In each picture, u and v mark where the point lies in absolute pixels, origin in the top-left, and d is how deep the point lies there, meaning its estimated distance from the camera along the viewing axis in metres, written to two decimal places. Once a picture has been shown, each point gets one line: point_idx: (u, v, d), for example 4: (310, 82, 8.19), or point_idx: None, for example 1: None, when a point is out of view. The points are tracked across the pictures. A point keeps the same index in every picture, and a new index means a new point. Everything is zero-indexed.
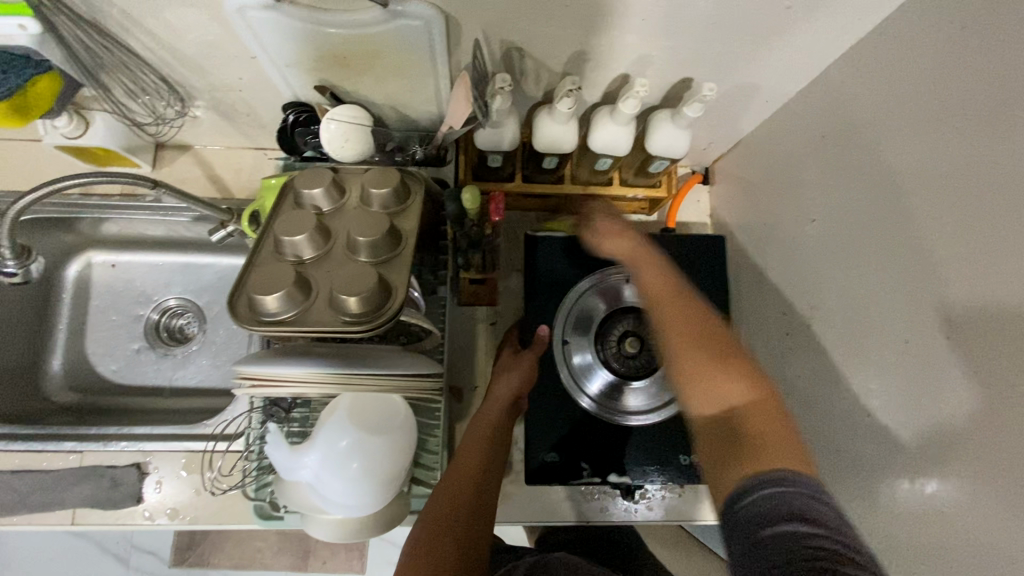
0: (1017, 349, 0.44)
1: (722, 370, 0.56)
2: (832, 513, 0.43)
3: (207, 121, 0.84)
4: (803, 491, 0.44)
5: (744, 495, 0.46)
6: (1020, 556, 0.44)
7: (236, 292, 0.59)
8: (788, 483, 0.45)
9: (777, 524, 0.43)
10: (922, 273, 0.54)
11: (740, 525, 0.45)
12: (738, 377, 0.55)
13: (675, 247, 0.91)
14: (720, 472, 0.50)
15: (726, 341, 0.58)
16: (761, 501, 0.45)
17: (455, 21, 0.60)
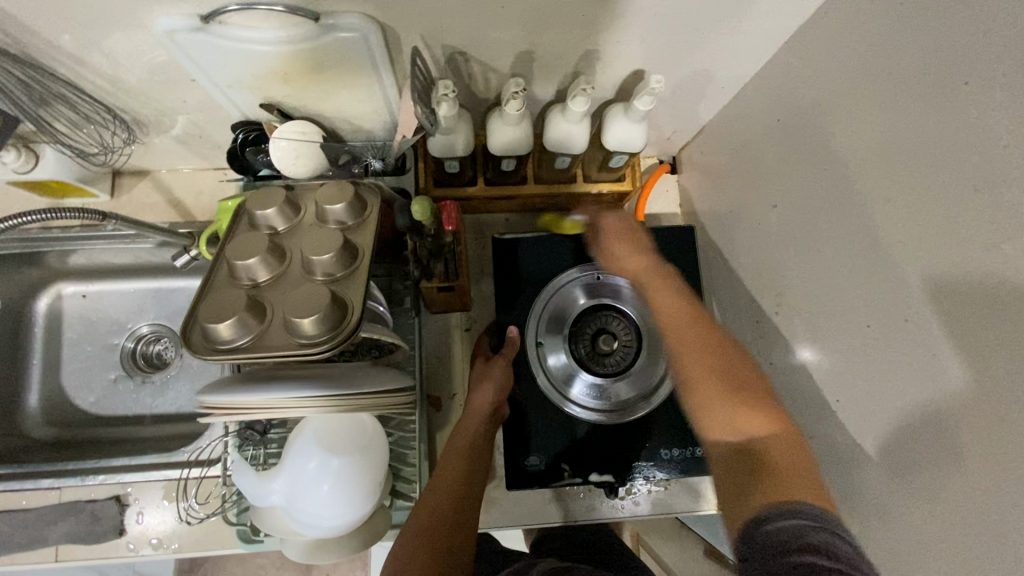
0: (972, 331, 0.44)
1: (743, 403, 0.57)
2: (851, 551, 0.42)
3: (160, 145, 0.83)
4: (825, 527, 0.44)
5: (762, 522, 0.46)
6: (986, 541, 0.43)
7: (189, 323, 0.58)
8: (812, 517, 0.45)
9: (799, 554, 0.42)
10: (879, 255, 0.54)
11: (759, 550, 0.45)
12: (758, 411, 0.56)
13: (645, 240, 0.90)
14: (737, 500, 0.50)
15: (747, 374, 0.60)
16: (781, 531, 0.45)
17: (392, 30, 0.59)
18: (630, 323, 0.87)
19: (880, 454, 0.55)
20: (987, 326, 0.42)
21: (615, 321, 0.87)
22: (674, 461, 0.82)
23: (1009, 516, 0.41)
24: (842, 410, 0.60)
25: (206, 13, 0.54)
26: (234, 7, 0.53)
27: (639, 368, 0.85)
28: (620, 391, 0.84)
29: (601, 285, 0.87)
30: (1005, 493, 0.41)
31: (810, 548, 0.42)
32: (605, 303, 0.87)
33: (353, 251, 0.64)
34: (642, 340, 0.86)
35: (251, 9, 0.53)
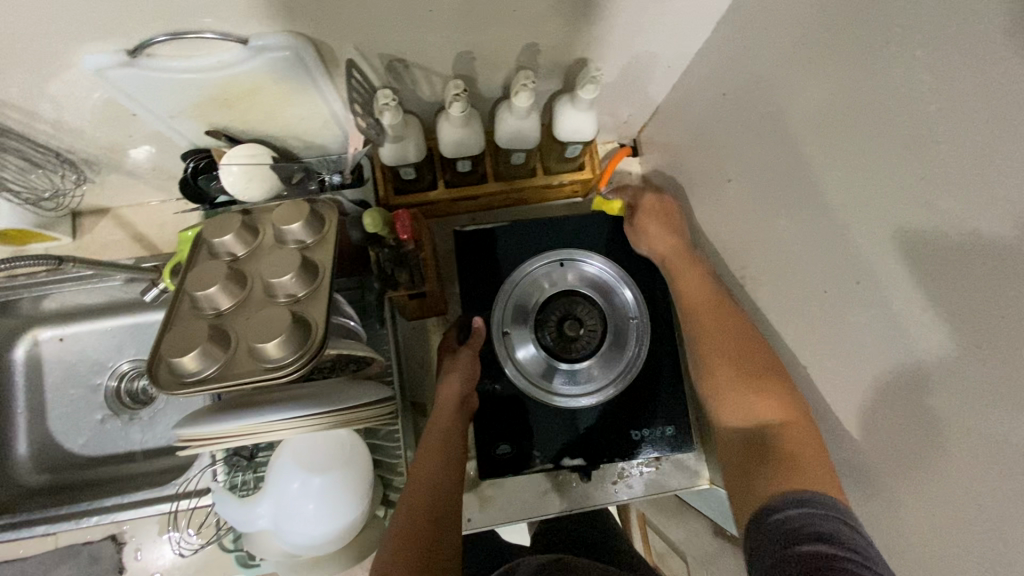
0: (920, 287, 0.44)
1: (757, 390, 0.60)
2: (858, 536, 0.44)
3: (114, 181, 0.82)
4: (838, 518, 0.45)
5: (774, 508, 0.48)
6: (954, 494, 0.44)
7: (153, 359, 0.58)
8: (822, 506, 0.46)
9: (808, 541, 0.44)
10: (830, 222, 0.54)
11: (771, 535, 0.47)
12: (775, 396, 0.58)
13: (611, 226, 0.90)
14: (744, 475, 0.55)
15: (770, 363, 0.62)
16: (793, 519, 0.46)
17: (323, 44, 0.59)
18: (594, 305, 0.87)
19: (848, 417, 0.56)
20: (932, 282, 0.43)
21: (579, 305, 0.87)
22: (646, 440, 0.82)
23: (971, 468, 0.42)
24: (812, 377, 0.61)
25: (132, 46, 0.54)
26: (162, 39, 0.53)
27: (607, 347, 0.85)
28: (591, 372, 0.84)
29: (564, 270, 0.87)
30: (963, 443, 0.42)
31: (820, 535, 0.44)
32: (567, 288, 0.87)
33: (314, 269, 0.64)
34: (608, 321, 0.86)
35: (179, 39, 0.53)
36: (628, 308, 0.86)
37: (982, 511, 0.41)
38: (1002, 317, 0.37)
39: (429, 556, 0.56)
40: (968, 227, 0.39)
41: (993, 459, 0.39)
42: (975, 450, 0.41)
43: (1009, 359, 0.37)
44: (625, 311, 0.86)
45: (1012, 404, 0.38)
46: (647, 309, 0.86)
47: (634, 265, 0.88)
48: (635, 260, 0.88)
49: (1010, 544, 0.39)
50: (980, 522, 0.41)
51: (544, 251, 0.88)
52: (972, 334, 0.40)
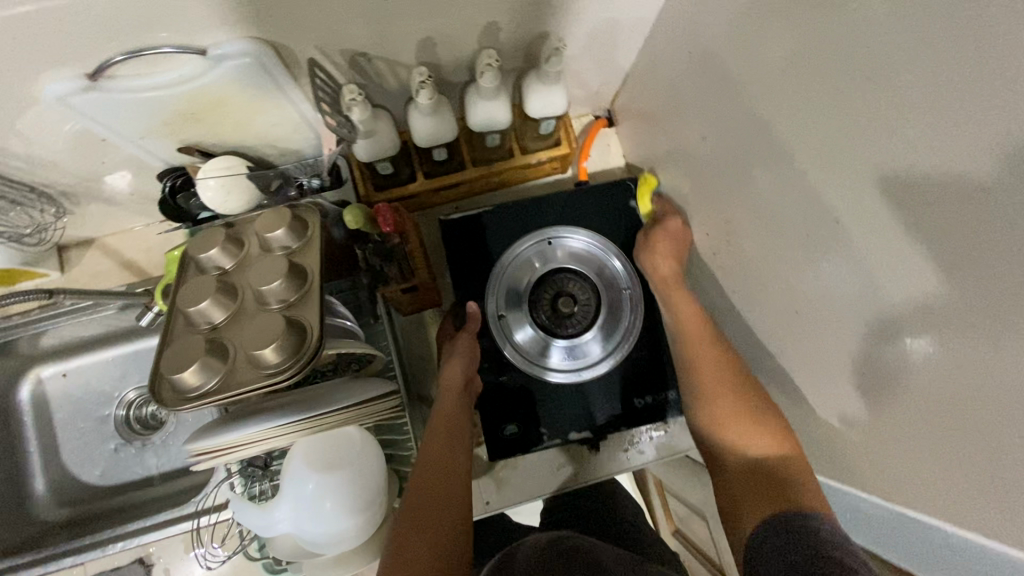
0: (897, 218, 0.45)
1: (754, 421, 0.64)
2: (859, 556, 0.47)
3: (95, 210, 0.82)
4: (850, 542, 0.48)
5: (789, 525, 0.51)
6: (950, 416, 0.44)
7: (154, 378, 0.59)
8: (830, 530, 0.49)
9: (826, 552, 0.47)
10: (806, 165, 0.54)
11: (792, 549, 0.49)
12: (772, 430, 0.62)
13: (594, 199, 0.90)
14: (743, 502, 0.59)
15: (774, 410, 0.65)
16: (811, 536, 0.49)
17: (283, 46, 0.58)
18: (585, 279, 0.87)
19: (840, 357, 0.57)
20: (907, 210, 0.43)
21: (571, 281, 0.87)
22: (650, 406, 0.84)
23: (963, 390, 0.42)
24: (804, 322, 0.61)
25: (92, 70, 0.53)
26: (120, 58, 0.52)
27: (602, 320, 0.86)
28: (590, 346, 0.85)
29: (552, 248, 0.87)
30: (952, 366, 0.43)
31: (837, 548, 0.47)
32: (556, 265, 0.87)
33: (302, 272, 0.65)
34: (600, 294, 0.87)
35: (137, 57, 0.53)
36: (618, 278, 0.87)
37: (976, 427, 0.42)
38: (974, 235, 0.38)
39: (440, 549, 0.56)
40: (934, 151, 0.40)
41: (983, 375, 0.40)
42: (966, 369, 0.42)
43: (990, 277, 0.38)
44: (616, 282, 0.87)
45: (992, 320, 0.38)
46: (638, 278, 0.87)
47: (621, 235, 0.89)
48: (621, 231, 0.89)
49: (1002, 453, 0.40)
50: (972, 438, 0.43)
51: (530, 230, 0.88)
52: (948, 256, 0.41)
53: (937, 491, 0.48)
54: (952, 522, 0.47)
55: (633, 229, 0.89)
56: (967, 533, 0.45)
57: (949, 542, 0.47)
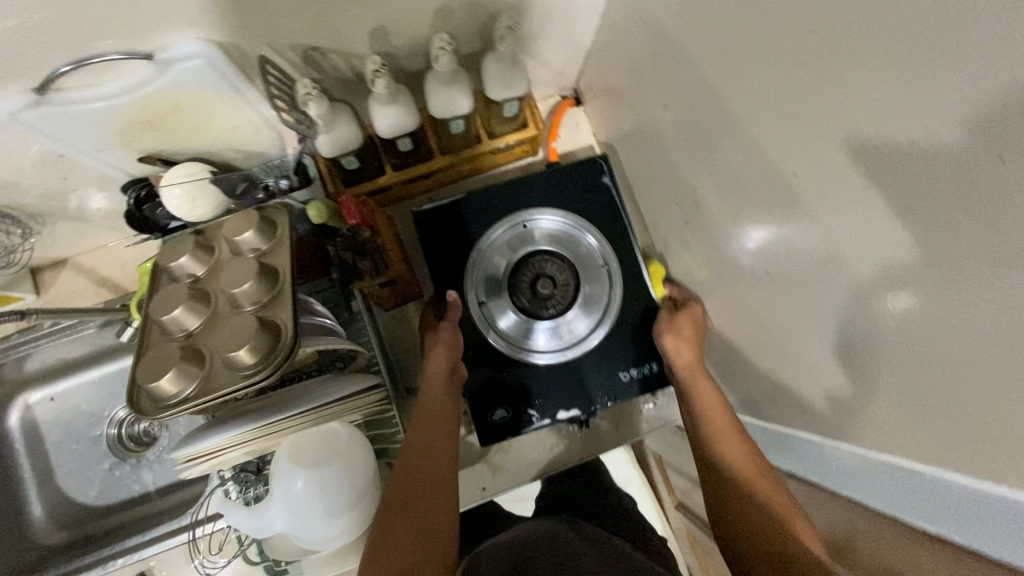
0: (853, 167, 0.45)
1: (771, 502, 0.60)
2: None
3: (63, 229, 0.81)
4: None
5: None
6: (920, 360, 0.45)
7: (132, 389, 0.59)
8: None
9: None
10: (765, 124, 0.54)
11: None
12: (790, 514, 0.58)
13: (567, 177, 0.88)
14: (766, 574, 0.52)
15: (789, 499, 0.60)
16: None
17: (232, 47, 0.58)
18: (562, 259, 0.87)
19: (814, 312, 0.57)
20: (862, 157, 0.43)
21: (548, 263, 0.87)
22: (636, 380, 0.84)
23: (928, 332, 0.43)
24: (777, 281, 0.62)
25: (39, 84, 0.53)
26: (65, 69, 0.52)
27: (583, 298, 0.86)
28: (573, 326, 0.85)
29: (526, 230, 0.87)
30: (917, 309, 0.43)
31: None
32: (532, 247, 0.87)
33: (273, 273, 0.65)
34: (578, 272, 0.87)
35: (82, 66, 0.52)
36: (595, 255, 0.87)
37: (943, 366, 0.42)
38: (922, 176, 0.38)
39: (424, 537, 0.58)
40: (881, 95, 0.39)
41: (945, 314, 0.41)
42: (930, 311, 0.42)
43: (942, 217, 0.38)
44: (593, 258, 0.87)
45: (946, 260, 0.39)
46: (615, 254, 0.87)
47: (597, 213, 0.88)
48: (597, 209, 0.88)
49: (971, 389, 0.40)
50: (942, 378, 0.43)
51: (504, 215, 0.87)
52: (899, 199, 0.41)
53: (917, 435, 0.48)
54: (931, 465, 0.48)
55: (609, 206, 0.88)
56: (948, 476, 0.46)
57: (924, 484, 0.49)
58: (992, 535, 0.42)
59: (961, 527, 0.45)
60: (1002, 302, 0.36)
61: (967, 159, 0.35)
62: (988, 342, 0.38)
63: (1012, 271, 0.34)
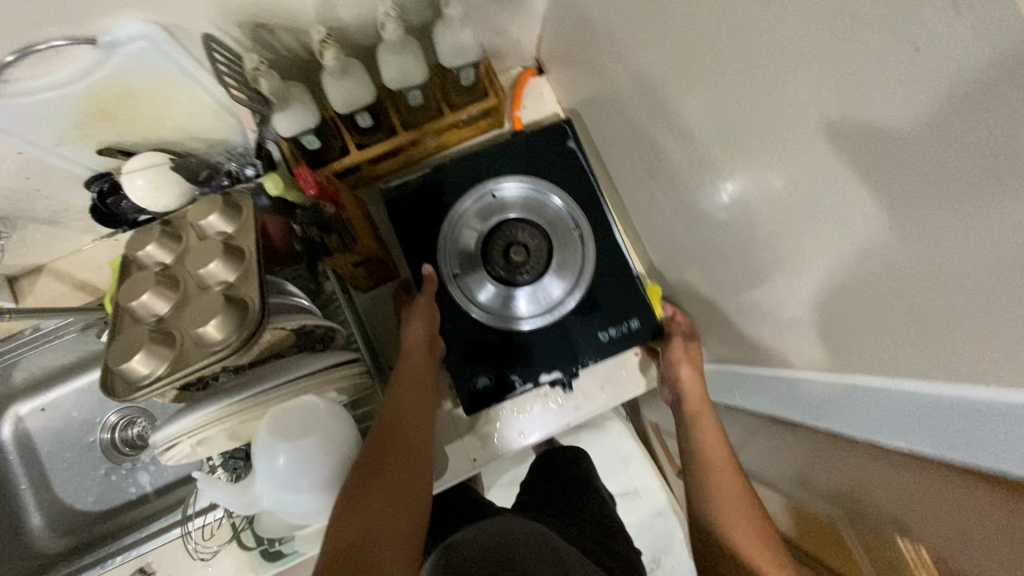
0: (800, 82, 0.45)
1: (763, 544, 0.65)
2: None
3: (34, 234, 0.82)
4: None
5: None
6: (878, 271, 0.45)
7: (106, 373, 0.60)
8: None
9: None
10: (715, 55, 0.54)
11: None
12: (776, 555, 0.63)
13: (532, 144, 0.89)
14: None
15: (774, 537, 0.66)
16: None
17: (178, 29, 0.58)
18: (533, 226, 0.88)
19: (779, 247, 0.57)
20: (806, 70, 0.44)
21: (519, 230, 0.87)
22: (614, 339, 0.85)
23: (881, 241, 0.43)
24: (741, 222, 0.62)
25: None
26: (10, 59, 0.52)
27: (557, 262, 0.87)
28: (549, 291, 0.86)
29: (494, 199, 0.87)
30: (869, 220, 0.43)
31: None
32: (502, 216, 0.87)
33: (240, 253, 0.65)
34: (550, 237, 0.87)
35: (27, 55, 0.52)
36: (566, 219, 0.88)
37: (899, 272, 0.43)
38: (864, 73, 0.38)
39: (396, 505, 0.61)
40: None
41: (898, 218, 0.41)
42: (883, 220, 0.42)
43: (883, 118, 0.38)
44: (564, 222, 0.88)
45: (891, 162, 0.39)
46: (585, 218, 0.88)
47: (566, 178, 0.89)
48: (565, 174, 0.89)
49: (928, 290, 0.41)
50: (901, 285, 0.43)
51: (472, 186, 0.88)
52: (841, 108, 0.41)
53: (888, 351, 0.48)
54: (904, 381, 0.48)
55: (576, 169, 0.89)
56: (922, 390, 0.46)
57: (896, 399, 0.49)
58: (958, 438, 0.43)
59: (936, 434, 0.45)
60: (947, 194, 0.36)
61: (902, 46, 0.35)
62: (936, 240, 0.38)
63: (955, 160, 0.35)
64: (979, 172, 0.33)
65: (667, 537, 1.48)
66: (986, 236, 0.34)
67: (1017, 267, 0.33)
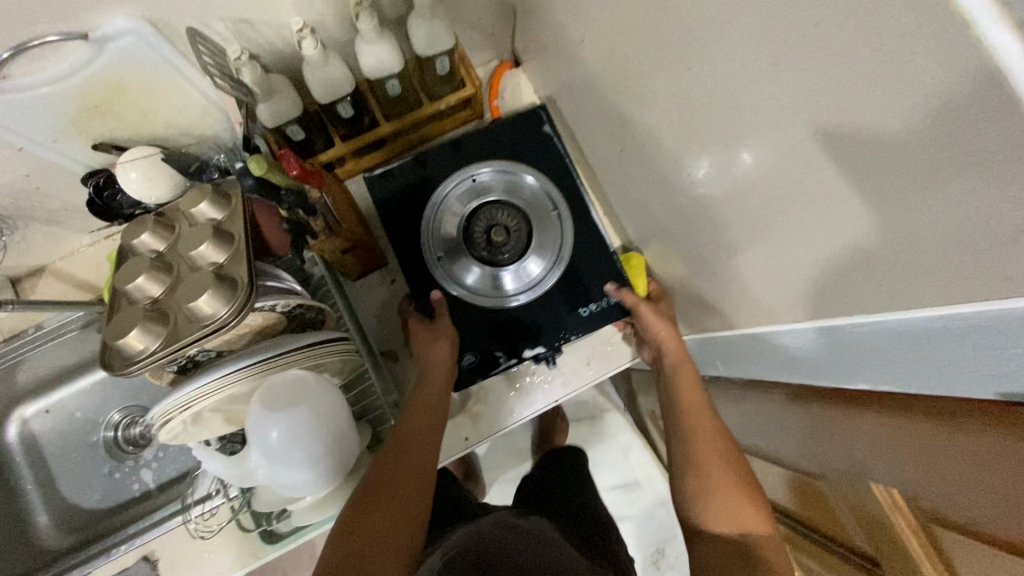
0: (741, 34, 0.48)
1: (746, 498, 0.68)
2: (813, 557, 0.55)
3: (34, 233, 0.85)
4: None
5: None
6: (824, 207, 0.48)
7: (105, 350, 0.64)
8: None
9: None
10: (666, 22, 0.58)
11: None
12: (754, 509, 0.67)
13: (509, 131, 0.93)
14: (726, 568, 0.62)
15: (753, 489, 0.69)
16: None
17: (163, 22, 0.61)
18: (512, 208, 0.92)
19: (739, 203, 0.60)
20: (745, 23, 0.47)
21: (499, 212, 0.91)
22: (594, 314, 0.89)
23: (826, 177, 0.46)
24: (704, 184, 0.65)
25: None
26: (6, 55, 0.56)
27: (536, 242, 0.91)
28: (530, 269, 0.90)
29: (468, 181, 0.91)
30: (815, 160, 0.46)
31: None
32: (483, 200, 0.91)
33: (229, 236, 0.68)
34: (529, 218, 0.91)
35: (23, 51, 0.56)
36: (543, 201, 0.92)
37: (844, 203, 0.45)
38: (792, 17, 0.42)
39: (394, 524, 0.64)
40: None
41: (836, 152, 0.44)
42: (825, 156, 0.45)
43: (815, 55, 0.41)
44: (543, 204, 0.91)
45: (823, 97, 0.42)
46: (562, 198, 0.92)
47: (544, 161, 0.93)
48: (544, 157, 0.93)
49: (870, 219, 0.43)
50: (849, 220, 0.46)
51: (452, 173, 0.91)
52: (779, 52, 0.44)
53: (845, 287, 0.51)
54: (866, 315, 0.50)
55: (554, 152, 0.93)
56: (884, 319, 0.48)
57: (863, 330, 0.51)
58: (929, 347, 0.45)
59: (916, 355, 0.47)
60: (871, 124, 0.39)
61: None
62: (868, 167, 0.41)
63: (874, 87, 0.37)
64: (897, 92, 0.36)
65: (669, 528, 1.47)
66: (907, 154, 0.37)
67: (941, 179, 0.36)
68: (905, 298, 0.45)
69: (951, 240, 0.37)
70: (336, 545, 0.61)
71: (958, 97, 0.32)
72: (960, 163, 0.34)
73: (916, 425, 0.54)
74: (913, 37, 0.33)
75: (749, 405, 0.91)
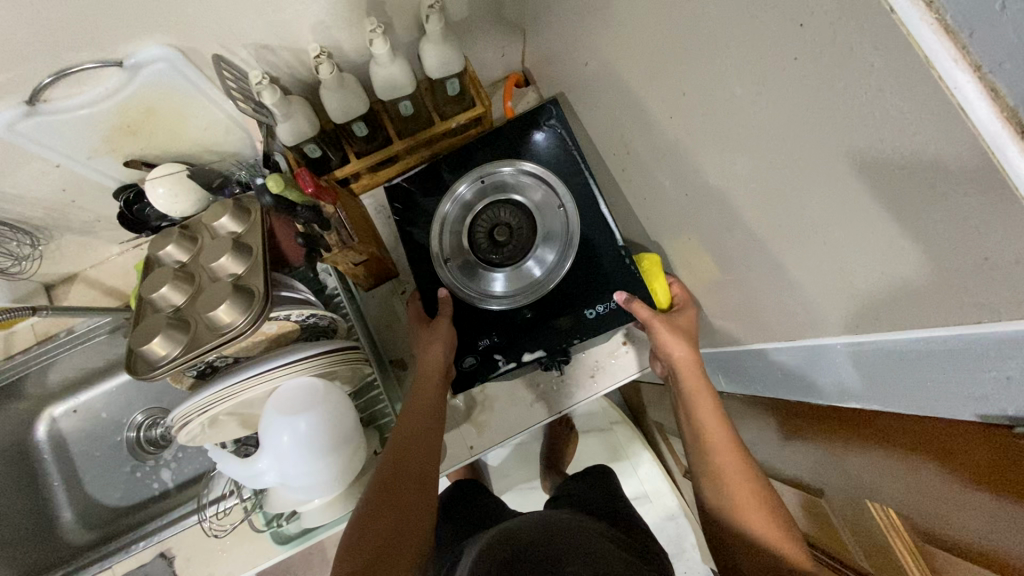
0: (729, 64, 0.50)
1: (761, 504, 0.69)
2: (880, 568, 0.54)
3: (68, 241, 0.90)
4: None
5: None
6: (815, 226, 0.49)
7: (130, 355, 0.68)
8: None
9: None
10: (661, 50, 0.60)
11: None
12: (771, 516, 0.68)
13: (522, 130, 0.93)
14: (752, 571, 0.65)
15: (768, 493, 0.71)
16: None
17: (192, 49, 0.66)
18: (515, 207, 0.92)
19: (735, 220, 0.62)
20: (731, 55, 0.49)
21: (502, 212, 0.92)
22: (600, 321, 0.87)
23: (813, 201, 0.48)
24: (703, 201, 0.67)
25: (29, 96, 0.62)
26: (49, 80, 0.61)
27: (543, 234, 0.91)
28: (543, 257, 0.90)
29: (468, 185, 0.92)
30: (803, 185, 0.48)
31: None
32: (484, 201, 0.92)
33: (248, 249, 0.72)
34: (533, 214, 0.91)
35: (63, 76, 0.61)
36: (548, 195, 0.91)
37: (832, 225, 0.47)
38: (774, 51, 0.44)
39: (403, 536, 0.65)
40: None
41: (821, 179, 0.45)
42: (812, 181, 0.47)
43: (793, 87, 0.43)
44: (549, 203, 0.91)
45: (806, 126, 0.44)
46: (569, 193, 0.90)
47: (553, 159, 0.92)
48: (552, 153, 0.92)
49: (856, 239, 0.45)
50: (838, 242, 0.47)
51: (460, 177, 0.92)
52: (764, 82, 0.46)
53: (837, 307, 0.52)
54: (859, 335, 0.51)
55: (564, 148, 0.92)
56: (876, 340, 0.49)
57: (855, 352, 0.53)
58: (909, 368, 0.47)
59: (904, 373, 0.48)
60: (852, 152, 0.41)
61: (795, 23, 0.40)
62: (852, 193, 0.43)
63: (853, 118, 0.39)
64: (872, 123, 0.38)
65: (678, 543, 1.44)
66: (888, 181, 0.39)
67: (920, 207, 0.37)
68: (894, 319, 0.46)
69: (934, 264, 0.39)
70: (350, 557, 0.62)
71: (924, 133, 0.34)
72: (932, 192, 0.35)
73: (913, 450, 0.54)
74: (880, 75, 0.35)
75: (754, 420, 0.91)
